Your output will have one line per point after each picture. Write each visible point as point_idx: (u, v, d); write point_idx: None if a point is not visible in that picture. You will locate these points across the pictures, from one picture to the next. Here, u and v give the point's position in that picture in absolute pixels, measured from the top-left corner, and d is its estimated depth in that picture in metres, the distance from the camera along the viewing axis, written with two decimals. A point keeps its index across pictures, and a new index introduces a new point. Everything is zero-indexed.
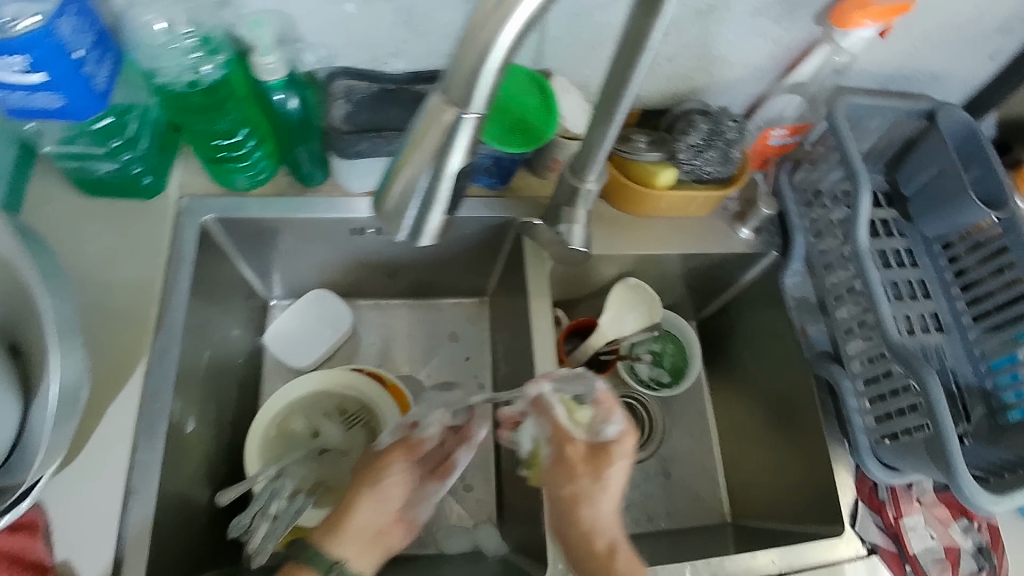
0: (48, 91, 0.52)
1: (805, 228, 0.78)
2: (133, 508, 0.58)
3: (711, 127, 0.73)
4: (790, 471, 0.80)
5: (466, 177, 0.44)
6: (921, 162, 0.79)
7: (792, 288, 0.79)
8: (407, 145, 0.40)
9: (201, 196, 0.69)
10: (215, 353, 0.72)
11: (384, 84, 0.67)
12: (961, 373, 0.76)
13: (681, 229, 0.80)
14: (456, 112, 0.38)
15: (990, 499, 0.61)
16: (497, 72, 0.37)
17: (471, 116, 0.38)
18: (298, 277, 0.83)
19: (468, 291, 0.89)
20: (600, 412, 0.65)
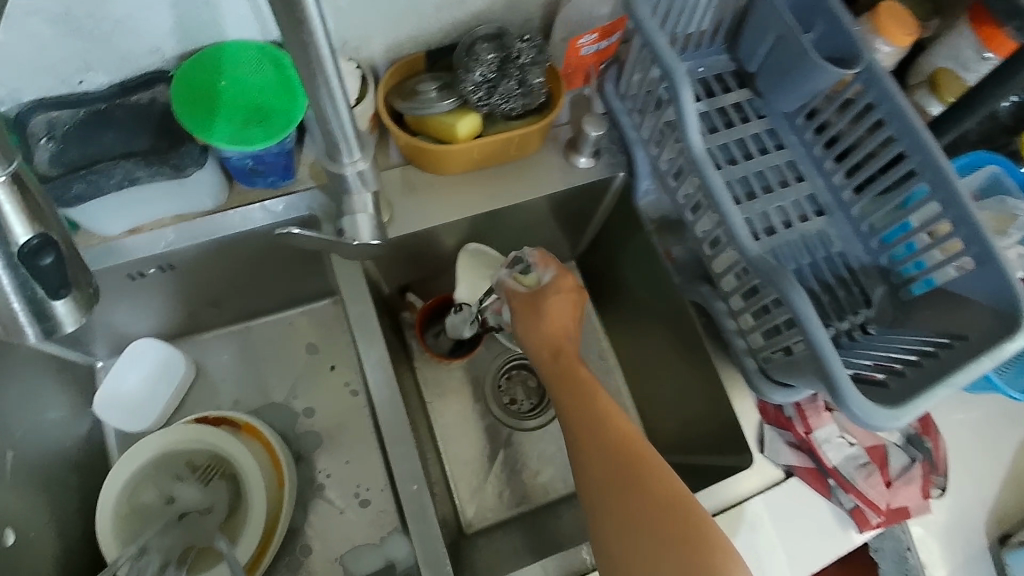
0: None
1: (644, 139, 0.68)
2: None
3: (499, 54, 0.62)
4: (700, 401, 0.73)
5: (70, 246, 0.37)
6: (757, 31, 0.69)
7: (647, 207, 0.71)
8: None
9: None
10: (24, 450, 0.64)
11: (93, 106, 0.56)
12: (851, 255, 0.69)
13: (508, 175, 0.70)
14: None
15: (888, 416, 0.53)
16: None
17: (2, 178, 0.33)
18: (114, 333, 0.74)
19: (315, 295, 0.80)
20: (549, 264, 0.67)
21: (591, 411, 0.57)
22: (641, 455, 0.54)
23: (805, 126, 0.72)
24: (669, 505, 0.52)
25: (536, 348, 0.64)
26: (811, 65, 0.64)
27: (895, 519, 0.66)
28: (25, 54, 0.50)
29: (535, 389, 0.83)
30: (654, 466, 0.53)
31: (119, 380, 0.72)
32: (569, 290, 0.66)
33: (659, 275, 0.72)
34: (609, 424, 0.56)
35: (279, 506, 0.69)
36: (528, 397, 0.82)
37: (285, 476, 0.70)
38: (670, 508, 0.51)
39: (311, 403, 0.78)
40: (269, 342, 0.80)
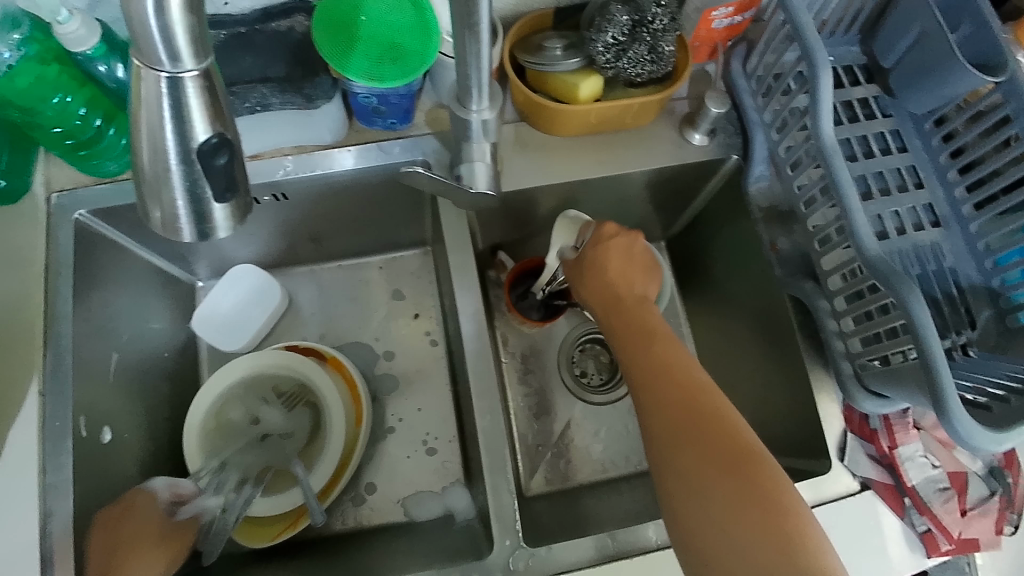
0: None
1: (764, 123, 0.66)
2: (51, 532, 0.56)
3: (633, 17, 0.60)
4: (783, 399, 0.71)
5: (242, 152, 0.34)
6: (897, 26, 0.65)
7: (758, 196, 0.68)
8: (133, 99, 0.31)
9: (71, 188, 0.63)
10: (126, 353, 0.67)
11: (233, 29, 0.57)
12: (962, 272, 0.65)
13: (618, 144, 0.69)
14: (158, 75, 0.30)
15: (990, 439, 0.52)
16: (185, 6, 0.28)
17: (186, 74, 0.30)
18: (217, 255, 0.76)
19: (407, 243, 0.81)
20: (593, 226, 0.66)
21: (648, 355, 0.56)
22: (697, 392, 0.52)
23: (932, 133, 0.68)
24: (730, 444, 0.49)
25: (596, 306, 0.63)
26: (952, 66, 0.60)
27: (963, 551, 0.62)
28: None
29: (607, 365, 0.82)
30: (709, 404, 0.51)
31: (217, 301, 0.75)
32: (625, 238, 0.65)
33: (756, 266, 0.71)
34: (665, 364, 0.55)
35: (356, 438, 0.72)
36: (600, 372, 0.82)
37: (364, 413, 0.72)
38: (735, 451, 0.48)
39: (391, 347, 0.79)
40: (358, 283, 0.81)
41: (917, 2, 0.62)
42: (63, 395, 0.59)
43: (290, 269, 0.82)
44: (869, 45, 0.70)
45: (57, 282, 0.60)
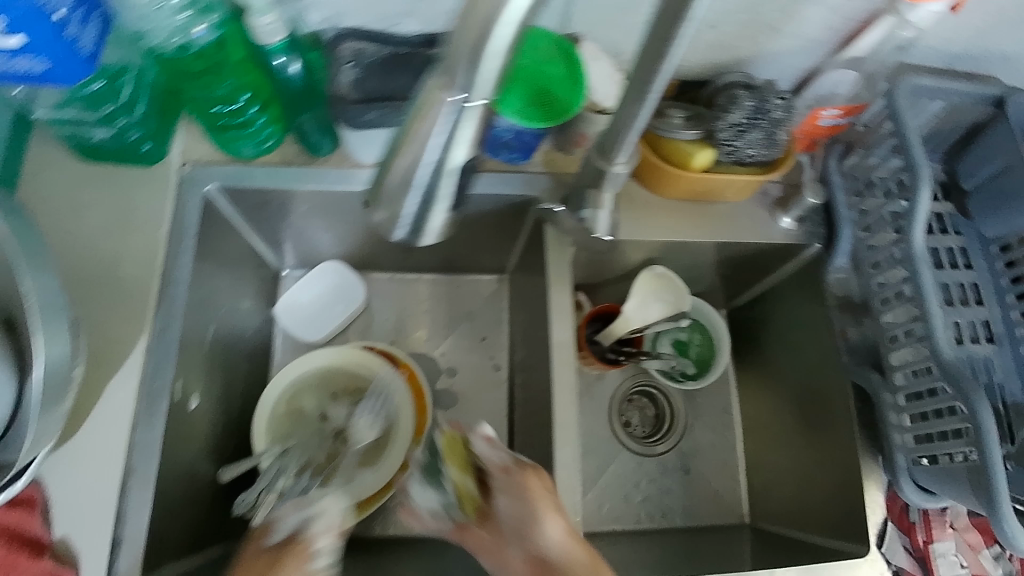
0: (28, 56, 0.48)
1: (853, 220, 0.72)
2: (131, 491, 0.58)
3: (756, 104, 0.66)
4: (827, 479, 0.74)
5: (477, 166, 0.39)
6: (986, 154, 0.71)
7: (834, 285, 0.74)
8: (413, 116, 0.35)
9: (204, 162, 0.65)
10: (220, 327, 0.69)
11: (394, 48, 0.61)
12: (1009, 389, 0.69)
13: (712, 214, 0.74)
14: (453, 103, 0.33)
15: None
16: (506, 54, 0.31)
17: (476, 102, 0.33)
18: (309, 248, 0.79)
19: (486, 268, 0.85)
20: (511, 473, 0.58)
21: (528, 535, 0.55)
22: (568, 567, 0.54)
23: (997, 256, 0.74)
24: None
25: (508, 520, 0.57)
26: None
27: None
28: None
29: (651, 420, 0.86)
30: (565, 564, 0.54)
31: (301, 291, 0.79)
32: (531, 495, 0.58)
33: (821, 347, 0.75)
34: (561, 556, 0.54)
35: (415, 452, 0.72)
36: (644, 425, 0.85)
37: (425, 423, 0.74)
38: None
39: (455, 365, 0.82)
40: (433, 298, 0.84)
41: (1003, 135, 0.68)
42: (164, 359, 0.61)
43: (371, 273, 0.84)
44: (952, 165, 0.76)
45: (177, 250, 0.63)
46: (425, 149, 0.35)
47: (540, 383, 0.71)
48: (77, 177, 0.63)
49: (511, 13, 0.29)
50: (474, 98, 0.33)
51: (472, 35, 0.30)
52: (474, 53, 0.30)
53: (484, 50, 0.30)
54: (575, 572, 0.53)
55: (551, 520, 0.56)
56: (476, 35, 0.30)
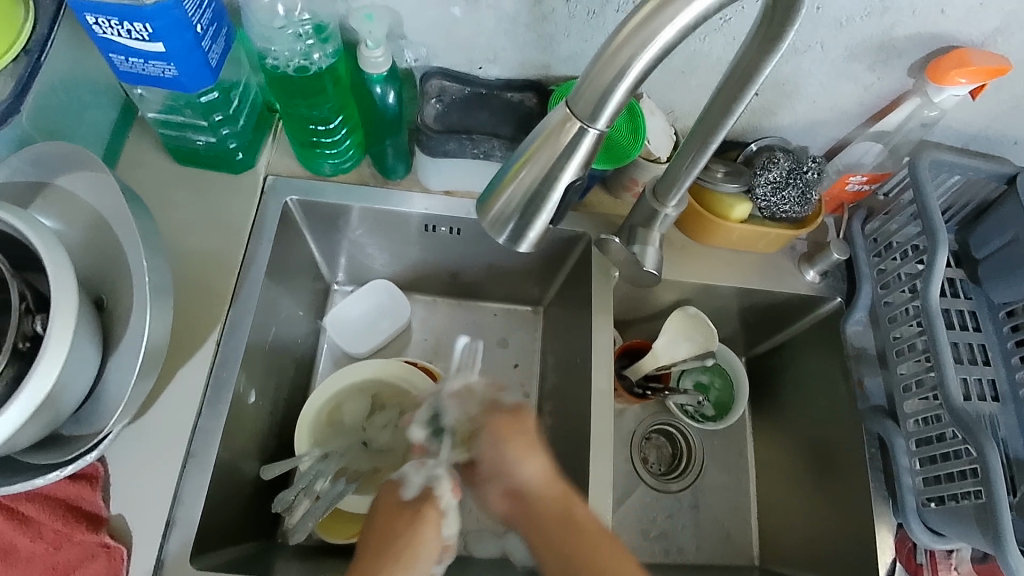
0: (166, 61, 0.54)
1: (873, 277, 0.78)
2: (189, 472, 0.60)
3: (792, 165, 0.72)
4: (842, 525, 0.77)
5: (577, 191, 0.44)
6: (997, 226, 0.78)
7: (852, 337, 0.79)
8: (536, 140, 0.41)
9: (285, 175, 0.72)
10: (279, 330, 0.73)
11: (476, 88, 0.69)
12: (1013, 445, 0.74)
13: (744, 263, 0.80)
14: (580, 126, 0.39)
15: None
16: (628, 91, 0.37)
17: (595, 129, 0.39)
18: (362, 265, 0.84)
19: (523, 299, 0.89)
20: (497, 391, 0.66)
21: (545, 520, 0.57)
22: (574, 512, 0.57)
23: (1003, 321, 0.79)
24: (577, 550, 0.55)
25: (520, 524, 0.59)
26: None
27: None
28: (464, 33, 0.64)
29: (667, 457, 0.89)
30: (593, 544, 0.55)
31: (347, 306, 0.82)
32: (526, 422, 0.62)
33: (841, 396, 0.79)
34: (537, 495, 0.58)
35: None
36: (660, 462, 0.88)
37: None
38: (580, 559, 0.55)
39: None
40: (470, 324, 0.89)
41: (1013, 211, 0.76)
42: (234, 350, 0.64)
43: (413, 294, 0.89)
44: (964, 236, 0.84)
45: (255, 252, 0.68)
46: (550, 166, 0.40)
47: (576, 410, 0.75)
48: (173, 177, 0.69)
49: (645, 58, 0.36)
50: (599, 124, 0.39)
51: (612, 68, 0.36)
52: (615, 79, 0.36)
53: (624, 78, 0.36)
54: (550, 507, 0.58)
55: (533, 460, 0.60)
56: (618, 68, 0.36)
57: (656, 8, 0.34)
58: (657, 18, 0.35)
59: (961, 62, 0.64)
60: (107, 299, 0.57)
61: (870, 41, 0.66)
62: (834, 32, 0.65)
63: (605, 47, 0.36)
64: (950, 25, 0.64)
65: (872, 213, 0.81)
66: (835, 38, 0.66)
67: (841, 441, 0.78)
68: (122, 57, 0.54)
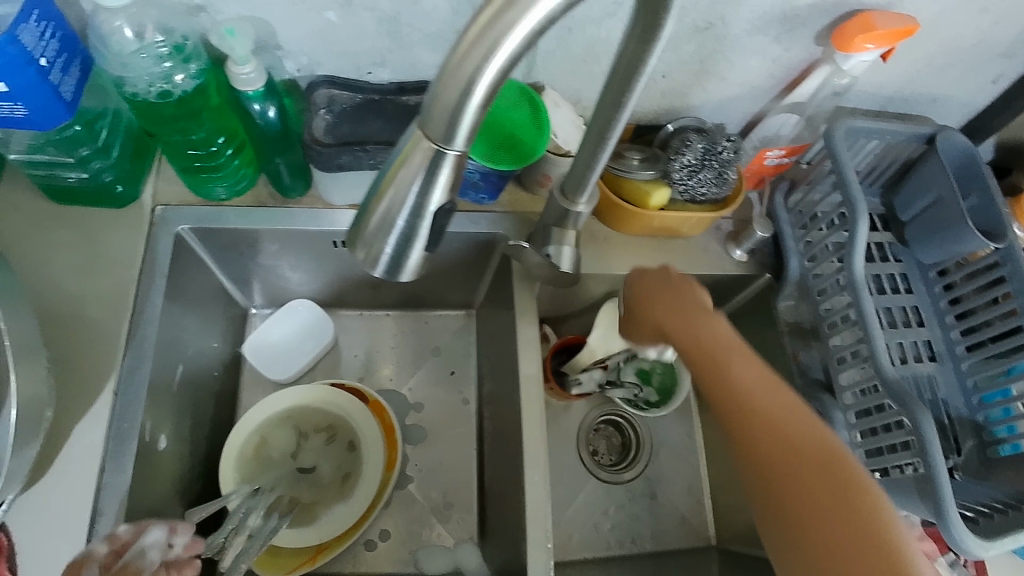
0: (12, 101, 0.50)
1: (800, 251, 0.77)
2: (98, 532, 0.56)
3: (706, 146, 0.70)
4: (843, 484, 0.51)
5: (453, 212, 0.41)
6: (920, 187, 0.77)
7: (784, 312, 0.79)
8: (394, 164, 0.38)
9: (176, 205, 0.68)
10: (190, 366, 0.69)
11: (369, 95, 0.65)
12: (952, 404, 0.74)
13: (670, 249, 0.78)
14: (438, 147, 0.36)
15: (979, 544, 0.59)
16: (481, 107, 0.34)
17: (454, 150, 0.36)
18: (278, 287, 0.80)
19: (454, 303, 0.87)
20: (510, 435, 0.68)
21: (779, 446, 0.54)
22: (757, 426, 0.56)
23: (935, 280, 0.79)
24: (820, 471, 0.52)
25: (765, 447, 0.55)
26: (961, 230, 0.71)
27: None
28: (344, 40, 0.60)
29: (617, 446, 0.88)
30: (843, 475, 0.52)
31: (267, 329, 0.78)
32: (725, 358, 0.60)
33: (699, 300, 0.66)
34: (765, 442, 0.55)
35: (386, 482, 0.72)
36: (610, 452, 0.87)
37: (396, 457, 0.73)
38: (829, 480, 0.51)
39: (421, 399, 0.82)
40: (402, 334, 0.86)
41: (934, 171, 0.74)
42: (135, 397, 0.61)
43: (338, 310, 0.86)
44: (889, 198, 0.83)
45: (149, 289, 0.64)
46: (413, 191, 0.37)
47: (511, 416, 0.73)
48: (51, 219, 0.64)
49: (491, 69, 0.32)
50: (457, 143, 0.36)
51: (457, 83, 0.33)
52: (462, 96, 0.33)
53: (472, 93, 0.33)
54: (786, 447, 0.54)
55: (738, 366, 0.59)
56: (464, 81, 0.33)
57: (501, 8, 0.31)
58: (499, 23, 0.31)
59: (865, 27, 0.62)
60: None
61: (773, 12, 0.63)
62: (735, 7, 0.63)
63: (448, 60, 0.33)
64: None
65: (794, 184, 0.80)
66: (737, 13, 0.63)
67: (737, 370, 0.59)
68: None
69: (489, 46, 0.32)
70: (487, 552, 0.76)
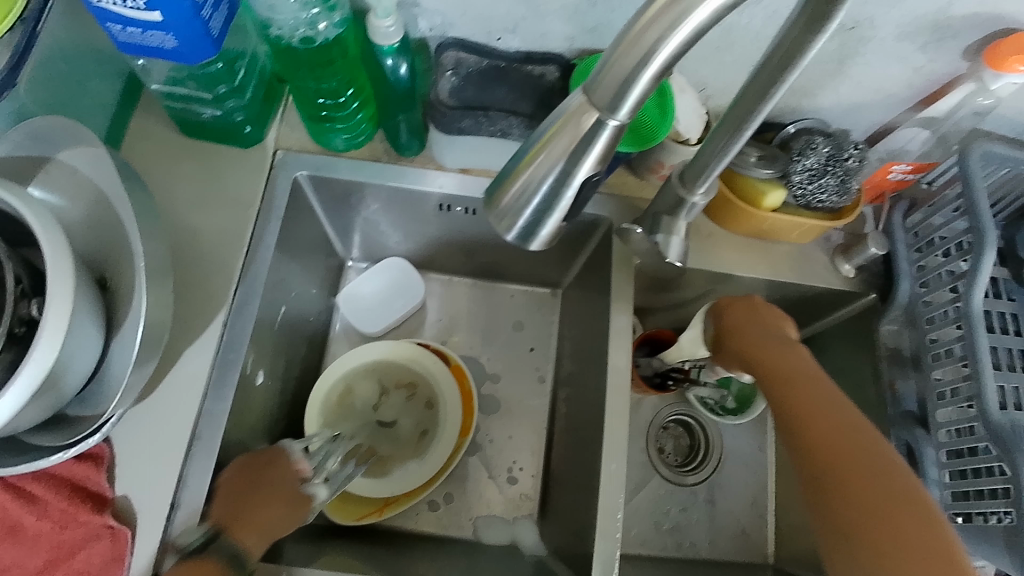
0: (164, 31, 0.52)
1: (912, 274, 0.74)
2: (194, 455, 0.59)
3: (831, 151, 0.67)
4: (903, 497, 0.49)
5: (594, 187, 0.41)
6: None
7: (885, 336, 0.75)
8: (541, 138, 0.37)
9: (296, 150, 0.69)
10: (290, 309, 0.71)
11: (494, 61, 0.65)
12: None
13: (775, 254, 0.76)
14: (600, 116, 0.35)
15: None
16: (652, 80, 0.34)
17: (615, 121, 0.36)
18: (376, 243, 0.82)
19: (543, 281, 0.87)
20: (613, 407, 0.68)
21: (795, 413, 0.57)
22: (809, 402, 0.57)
23: None
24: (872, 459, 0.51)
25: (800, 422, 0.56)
26: None
27: None
28: (482, 3, 0.60)
29: (684, 449, 0.86)
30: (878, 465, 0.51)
31: (362, 282, 0.80)
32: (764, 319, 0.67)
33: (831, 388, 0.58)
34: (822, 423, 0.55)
35: (458, 447, 0.73)
36: (677, 453, 0.86)
37: (470, 425, 0.74)
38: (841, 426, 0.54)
39: (499, 371, 0.83)
40: (488, 304, 0.86)
41: None
42: (241, 331, 0.63)
43: (428, 273, 0.87)
44: (1012, 231, 0.78)
45: (263, 231, 0.66)
46: (564, 160, 0.37)
47: (590, 401, 0.72)
48: (181, 152, 0.67)
49: (673, 42, 0.32)
50: (621, 114, 0.35)
51: (635, 53, 0.32)
52: (638, 67, 0.33)
53: (648, 66, 0.32)
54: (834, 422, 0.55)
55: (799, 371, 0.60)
56: (642, 52, 0.32)
57: None
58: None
59: None
60: (110, 279, 0.55)
61: (927, 19, 0.60)
62: (887, 10, 0.60)
63: (628, 30, 0.32)
64: (1016, 4, 0.58)
65: (914, 204, 0.77)
66: (889, 16, 0.60)
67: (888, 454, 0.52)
68: (120, 26, 0.51)
69: (675, 18, 0.31)
70: (547, 532, 0.76)
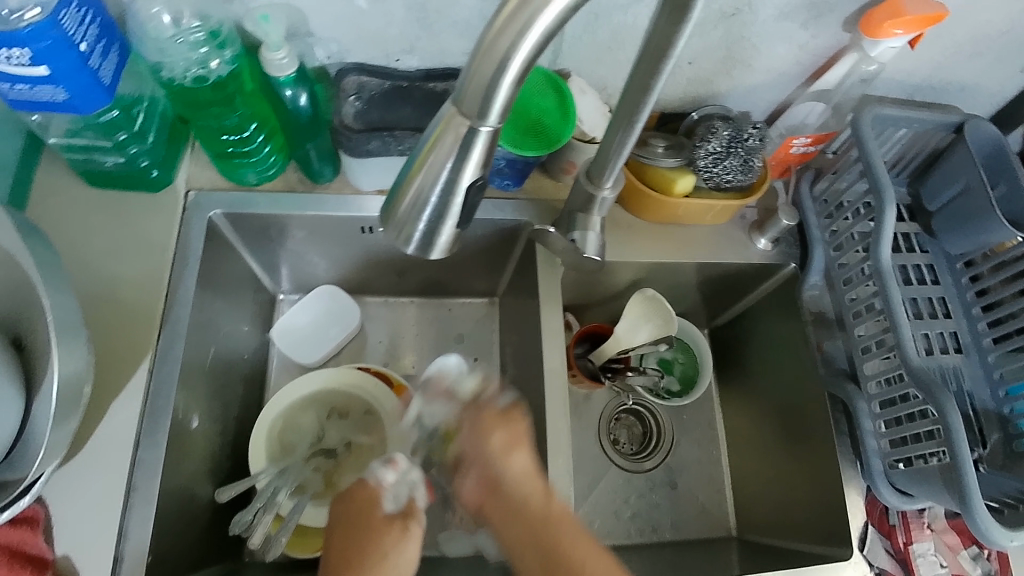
0: (54, 85, 0.51)
1: (825, 240, 0.77)
2: (133, 506, 0.58)
3: (731, 133, 0.70)
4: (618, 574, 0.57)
5: (482, 190, 0.42)
6: (947, 177, 0.76)
7: (809, 302, 0.78)
8: (426, 145, 0.38)
9: (208, 190, 0.69)
10: (221, 348, 0.71)
11: (396, 81, 0.66)
12: (977, 396, 0.73)
13: (693, 237, 0.78)
14: (471, 124, 0.37)
15: (1005, 534, 0.58)
16: (514, 84, 0.35)
17: (487, 127, 0.37)
18: (306, 272, 0.82)
19: (478, 291, 0.88)
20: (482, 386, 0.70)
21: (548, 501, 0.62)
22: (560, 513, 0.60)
23: (961, 272, 0.78)
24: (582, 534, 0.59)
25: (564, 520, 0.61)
26: (988, 218, 0.70)
27: None
28: (374, 25, 0.61)
29: (638, 437, 0.87)
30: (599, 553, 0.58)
31: (298, 315, 0.80)
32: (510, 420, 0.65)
33: (518, 428, 0.66)
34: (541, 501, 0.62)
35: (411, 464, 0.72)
36: (631, 442, 0.86)
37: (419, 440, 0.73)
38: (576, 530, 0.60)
39: None
40: (427, 320, 0.87)
41: (962, 160, 0.74)
42: (170, 375, 0.62)
43: (364, 297, 0.87)
44: (915, 188, 0.82)
45: (182, 273, 0.65)
46: (445, 167, 0.38)
47: (533, 402, 0.73)
48: (87, 202, 0.66)
49: (525, 46, 0.33)
50: (491, 120, 0.37)
51: (492, 60, 0.34)
52: (497, 73, 0.34)
53: (505, 72, 0.34)
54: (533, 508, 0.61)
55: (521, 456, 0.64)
56: (497, 60, 0.34)
57: None
58: (533, 2, 0.32)
59: (894, 13, 0.61)
60: (24, 339, 0.53)
61: None
62: None
63: (482, 39, 0.34)
64: None
65: (821, 173, 0.80)
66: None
67: (514, 463, 0.64)
68: (7, 84, 0.51)
69: (523, 20, 0.32)
70: None
